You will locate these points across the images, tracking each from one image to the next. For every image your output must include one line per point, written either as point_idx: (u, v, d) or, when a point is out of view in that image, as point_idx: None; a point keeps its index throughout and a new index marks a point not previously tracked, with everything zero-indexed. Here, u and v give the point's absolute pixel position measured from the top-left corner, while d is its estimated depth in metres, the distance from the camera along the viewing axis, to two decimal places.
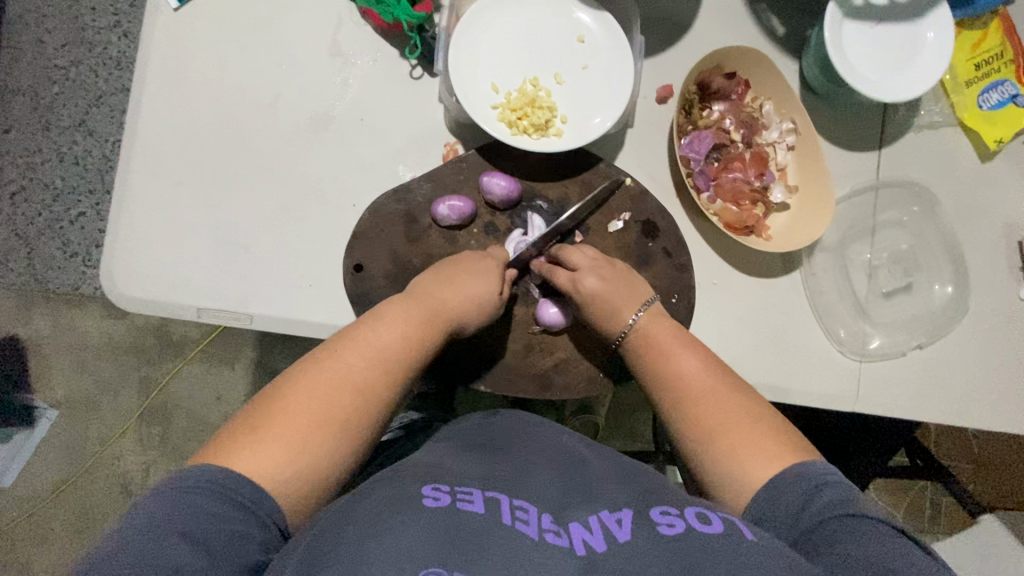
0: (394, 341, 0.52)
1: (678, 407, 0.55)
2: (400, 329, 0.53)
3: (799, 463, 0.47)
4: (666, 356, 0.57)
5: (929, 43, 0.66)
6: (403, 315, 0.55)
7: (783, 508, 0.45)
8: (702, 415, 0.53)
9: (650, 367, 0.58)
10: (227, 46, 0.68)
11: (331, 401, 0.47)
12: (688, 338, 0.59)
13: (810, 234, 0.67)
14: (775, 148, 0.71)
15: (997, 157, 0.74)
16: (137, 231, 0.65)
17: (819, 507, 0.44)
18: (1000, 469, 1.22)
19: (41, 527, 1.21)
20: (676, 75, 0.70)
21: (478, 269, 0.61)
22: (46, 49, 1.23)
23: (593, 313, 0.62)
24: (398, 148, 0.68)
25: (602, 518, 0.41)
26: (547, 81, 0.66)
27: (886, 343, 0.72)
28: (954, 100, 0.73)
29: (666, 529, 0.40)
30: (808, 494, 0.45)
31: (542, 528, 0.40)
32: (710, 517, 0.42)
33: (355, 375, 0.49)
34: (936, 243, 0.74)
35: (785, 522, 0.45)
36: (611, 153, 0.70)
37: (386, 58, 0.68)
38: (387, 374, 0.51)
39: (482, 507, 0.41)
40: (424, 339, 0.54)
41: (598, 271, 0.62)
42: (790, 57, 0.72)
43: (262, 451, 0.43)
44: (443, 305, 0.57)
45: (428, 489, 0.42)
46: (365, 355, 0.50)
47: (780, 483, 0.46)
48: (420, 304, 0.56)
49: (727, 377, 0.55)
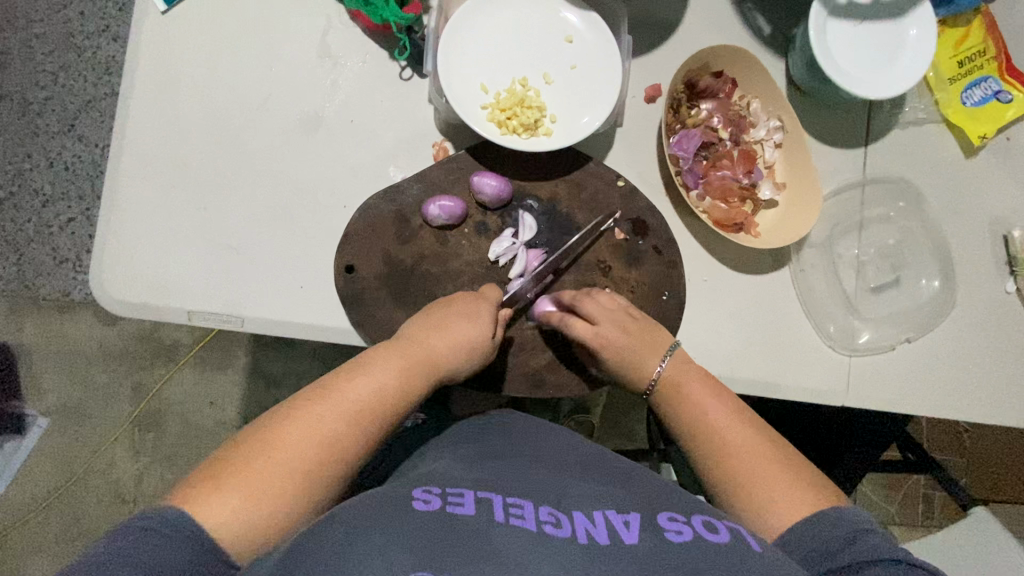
0: (372, 393, 0.49)
1: (707, 451, 0.54)
2: (379, 380, 0.50)
3: (839, 506, 0.48)
4: (696, 402, 0.57)
5: (911, 40, 0.67)
6: (384, 366, 0.51)
7: (819, 542, 0.45)
8: (739, 464, 0.52)
9: (676, 408, 0.57)
10: (216, 48, 0.67)
11: (302, 452, 0.45)
12: (714, 380, 0.59)
13: (797, 232, 0.68)
14: (762, 146, 0.71)
15: (981, 153, 0.75)
16: (126, 234, 0.65)
17: (858, 546, 0.44)
18: (991, 462, 1.24)
19: (33, 536, 1.19)
20: (664, 73, 0.71)
21: (478, 313, 0.59)
22: (35, 55, 1.22)
23: (619, 368, 0.62)
24: (388, 148, 0.68)
25: (608, 516, 0.42)
26: (536, 81, 0.67)
27: (875, 338, 0.73)
28: (939, 96, 0.74)
29: (674, 536, 0.41)
30: (849, 533, 0.45)
31: (540, 520, 0.41)
32: (716, 527, 0.43)
33: (328, 430, 0.46)
34: (922, 238, 0.75)
35: (817, 558, 0.45)
36: (600, 152, 0.70)
37: (375, 60, 0.68)
38: (361, 431, 0.48)
39: (472, 509, 0.41)
40: (404, 393, 0.51)
41: (623, 325, 0.62)
42: (776, 56, 0.73)
43: (218, 502, 0.41)
44: (428, 355, 0.54)
45: (420, 492, 0.42)
46: (339, 410, 0.47)
47: (818, 522, 0.47)
48: (409, 351, 0.53)
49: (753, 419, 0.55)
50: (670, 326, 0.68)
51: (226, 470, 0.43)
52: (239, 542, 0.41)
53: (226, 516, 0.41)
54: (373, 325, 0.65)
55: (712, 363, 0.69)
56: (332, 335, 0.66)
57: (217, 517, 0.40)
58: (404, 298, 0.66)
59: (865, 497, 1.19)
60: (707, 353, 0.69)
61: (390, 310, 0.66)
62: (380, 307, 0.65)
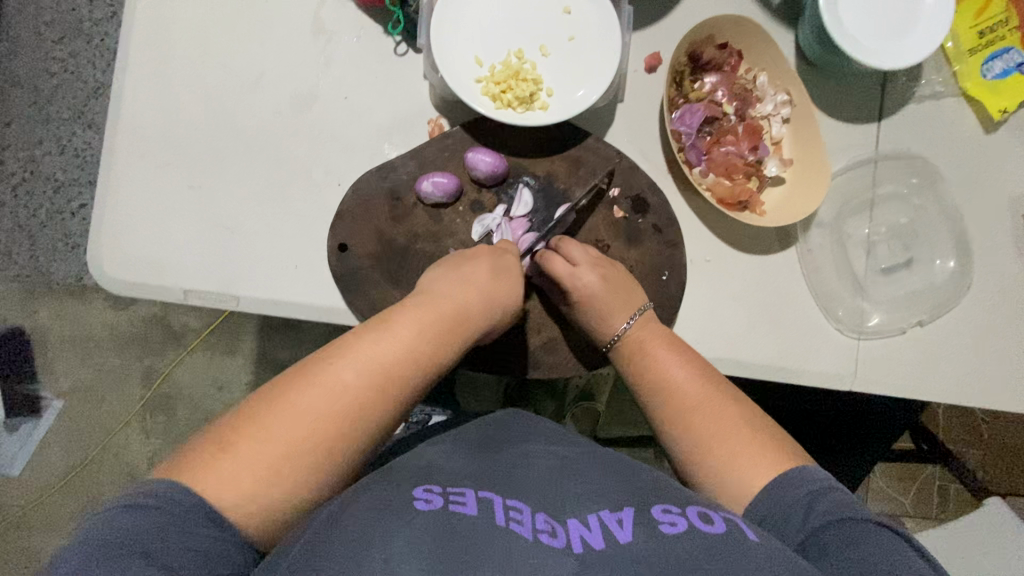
0: (396, 352, 0.49)
1: (672, 416, 0.54)
2: (406, 342, 0.50)
3: (793, 467, 0.47)
4: (653, 363, 0.57)
5: (927, 7, 0.64)
6: (413, 329, 0.51)
7: (786, 510, 0.45)
8: (696, 423, 0.52)
9: (642, 374, 0.57)
10: (210, 24, 0.67)
11: (331, 413, 0.45)
12: (680, 343, 0.58)
13: (802, 209, 0.66)
14: (769, 121, 0.69)
15: (1001, 128, 0.71)
16: (123, 213, 0.65)
17: (821, 508, 0.43)
18: (1009, 454, 1.20)
19: (49, 516, 1.22)
20: (666, 45, 0.68)
21: (505, 269, 0.60)
22: (44, 41, 1.23)
23: (590, 315, 0.61)
24: (383, 125, 0.67)
25: (601, 516, 0.41)
26: (532, 53, 0.65)
27: (886, 321, 0.70)
28: (958, 69, 0.71)
29: (667, 528, 0.40)
30: (812, 493, 0.45)
31: (536, 528, 0.39)
32: (711, 517, 0.41)
33: (356, 390, 0.47)
34: (936, 217, 0.72)
35: (785, 525, 0.44)
36: (599, 127, 0.68)
37: (370, 35, 0.67)
38: (384, 393, 0.48)
39: (475, 508, 0.41)
40: (430, 353, 0.51)
41: (599, 269, 0.61)
42: (785, 27, 0.70)
43: (237, 470, 0.42)
44: (452, 314, 0.54)
45: (421, 491, 0.42)
46: (366, 367, 0.48)
47: (780, 485, 0.46)
48: (435, 311, 0.53)
49: (717, 382, 0.55)
50: (670, 307, 0.66)
51: (250, 430, 0.44)
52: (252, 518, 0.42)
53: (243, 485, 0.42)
54: (366, 304, 0.64)
55: (713, 345, 0.67)
56: (328, 314, 0.66)
57: (227, 490, 0.41)
58: (398, 277, 0.65)
59: (878, 487, 1.17)
60: (708, 336, 0.67)
61: (384, 289, 0.65)
62: (374, 286, 0.65)
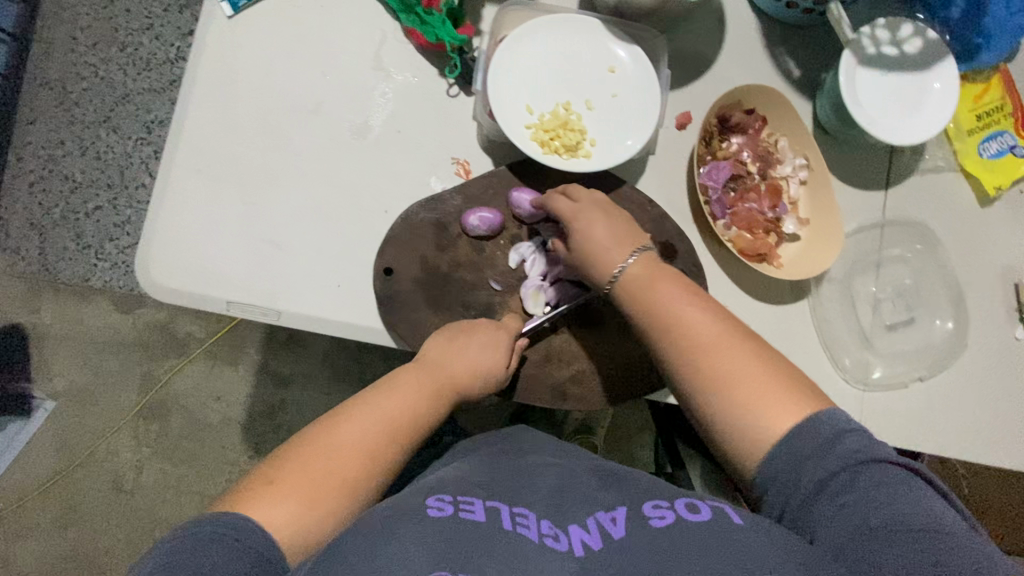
0: (405, 408, 0.55)
1: (686, 355, 0.56)
2: (408, 398, 0.56)
3: (811, 412, 0.51)
4: (658, 301, 0.58)
5: (935, 92, 0.71)
6: (412, 386, 0.57)
7: (802, 462, 0.49)
8: (719, 364, 0.54)
9: (641, 310, 0.59)
10: (275, 53, 0.71)
11: (352, 459, 0.51)
12: (687, 284, 0.60)
13: (818, 265, 0.71)
14: (789, 181, 0.74)
15: (996, 203, 0.78)
16: (175, 221, 0.67)
17: (838, 457, 0.47)
18: (989, 513, 1.24)
19: (29, 519, 1.20)
20: (698, 106, 0.74)
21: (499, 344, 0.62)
22: (77, 46, 1.26)
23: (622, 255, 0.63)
24: (431, 160, 0.71)
25: (597, 517, 0.45)
26: (578, 106, 0.71)
27: (889, 375, 0.75)
28: (958, 147, 0.77)
29: (656, 521, 0.45)
30: (829, 440, 0.49)
31: (541, 533, 0.44)
32: (698, 507, 0.46)
33: (370, 442, 0.52)
34: (937, 280, 0.78)
35: (797, 479, 0.49)
36: (633, 176, 0.73)
37: (425, 76, 0.72)
38: (395, 440, 0.54)
39: (482, 516, 0.44)
40: (431, 414, 0.57)
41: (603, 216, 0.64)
42: (806, 98, 0.77)
43: (285, 496, 0.47)
44: (453, 375, 0.60)
45: (433, 500, 0.46)
46: (378, 424, 0.53)
47: (799, 434, 0.50)
48: (433, 373, 0.59)
49: (725, 322, 0.57)
50: None
51: (295, 468, 0.49)
52: (296, 536, 0.46)
53: (285, 514, 0.46)
54: (405, 327, 0.67)
55: None
56: (366, 334, 0.69)
57: (275, 520, 0.46)
58: (438, 303, 0.68)
59: None
60: None
61: (425, 314, 0.68)
62: (412, 310, 0.67)
